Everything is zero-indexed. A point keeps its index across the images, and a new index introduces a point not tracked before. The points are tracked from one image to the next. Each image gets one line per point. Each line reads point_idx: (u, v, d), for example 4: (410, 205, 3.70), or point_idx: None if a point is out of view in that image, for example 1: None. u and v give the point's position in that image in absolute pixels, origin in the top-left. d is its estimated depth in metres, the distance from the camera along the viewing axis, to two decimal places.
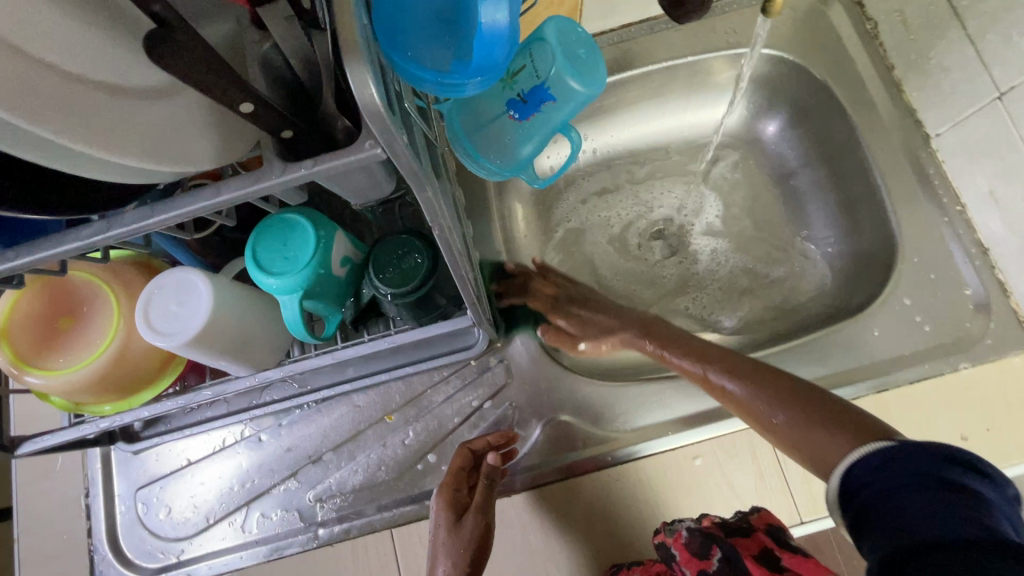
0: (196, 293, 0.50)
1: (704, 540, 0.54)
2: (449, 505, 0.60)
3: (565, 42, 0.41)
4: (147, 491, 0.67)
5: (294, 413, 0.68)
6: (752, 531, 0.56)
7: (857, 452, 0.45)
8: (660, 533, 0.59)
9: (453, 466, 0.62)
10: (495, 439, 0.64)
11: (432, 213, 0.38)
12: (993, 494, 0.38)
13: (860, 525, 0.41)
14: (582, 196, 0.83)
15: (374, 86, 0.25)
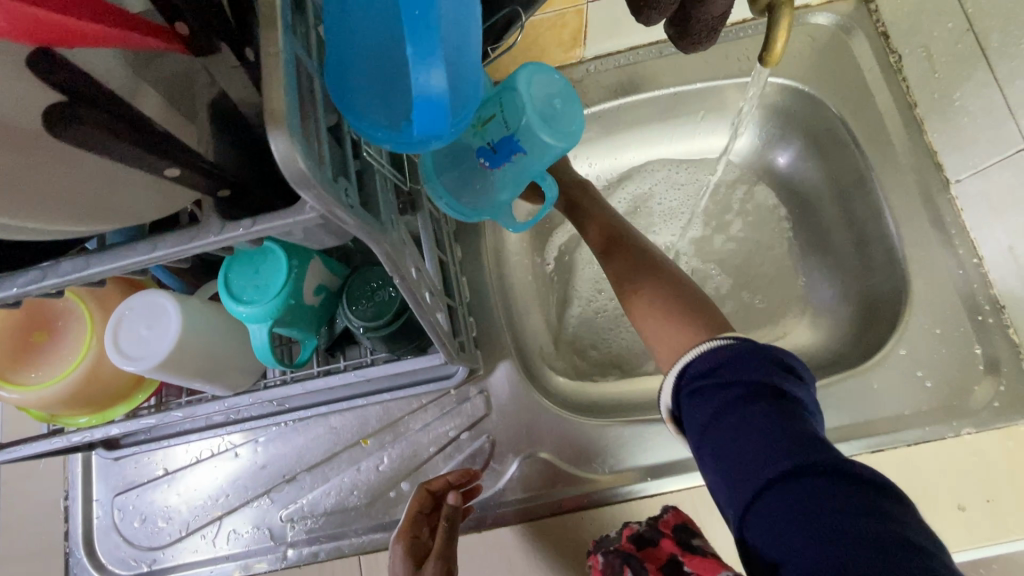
0: (165, 317, 0.49)
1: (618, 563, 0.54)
2: (408, 553, 0.56)
3: (540, 93, 0.39)
4: (124, 498, 0.68)
5: (271, 430, 0.68)
6: (659, 539, 0.55)
7: (698, 350, 0.47)
8: (592, 552, 0.59)
9: (410, 510, 0.59)
10: (455, 478, 0.61)
11: (391, 267, 0.36)
12: (802, 392, 0.44)
13: (699, 437, 0.44)
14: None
15: (304, 161, 0.24)
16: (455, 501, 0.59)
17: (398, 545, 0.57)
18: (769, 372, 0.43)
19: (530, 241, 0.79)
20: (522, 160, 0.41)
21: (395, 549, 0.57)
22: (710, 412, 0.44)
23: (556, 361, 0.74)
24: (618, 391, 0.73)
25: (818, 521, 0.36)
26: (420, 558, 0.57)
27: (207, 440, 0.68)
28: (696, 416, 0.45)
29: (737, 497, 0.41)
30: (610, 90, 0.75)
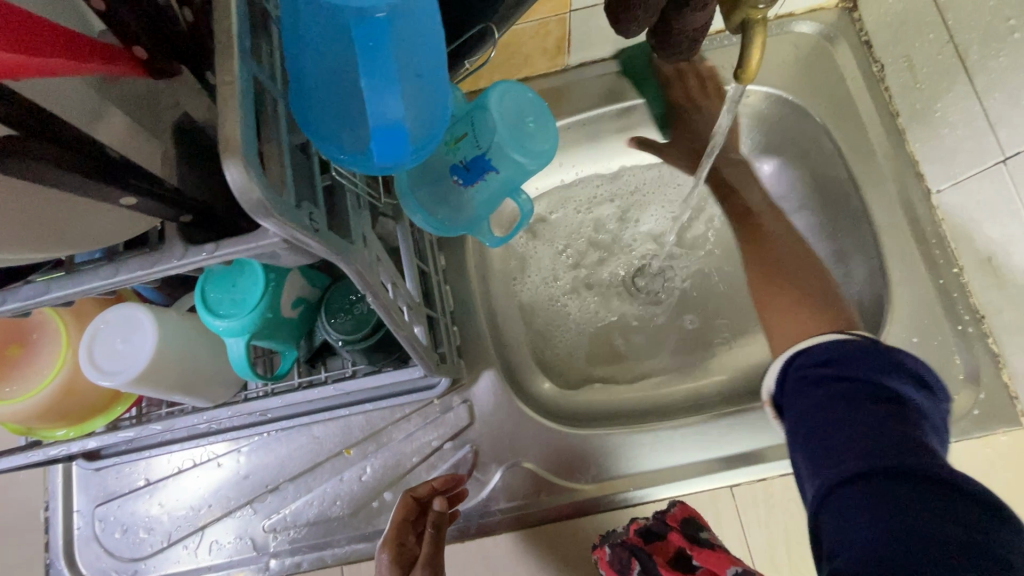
0: (141, 331, 0.49)
1: (627, 556, 0.57)
2: (395, 560, 0.56)
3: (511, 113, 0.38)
4: (105, 508, 0.68)
5: (253, 440, 0.68)
6: (666, 533, 0.59)
7: (814, 342, 0.49)
8: (597, 543, 0.61)
9: (396, 517, 0.59)
10: (441, 483, 0.61)
11: (362, 286, 0.36)
12: (922, 400, 0.44)
13: (794, 422, 0.46)
14: (566, 228, 0.81)
15: (261, 189, 0.24)
16: (438, 505, 0.59)
17: (384, 554, 0.56)
18: (886, 375, 0.44)
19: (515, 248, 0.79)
20: (495, 180, 0.41)
21: (381, 557, 0.57)
22: (815, 400, 0.45)
23: (540, 369, 0.74)
24: (604, 399, 0.73)
25: (906, 515, 0.37)
26: (407, 565, 0.57)
27: (189, 450, 0.68)
28: (795, 402, 0.47)
29: (816, 478, 0.43)
30: (596, 98, 0.75)
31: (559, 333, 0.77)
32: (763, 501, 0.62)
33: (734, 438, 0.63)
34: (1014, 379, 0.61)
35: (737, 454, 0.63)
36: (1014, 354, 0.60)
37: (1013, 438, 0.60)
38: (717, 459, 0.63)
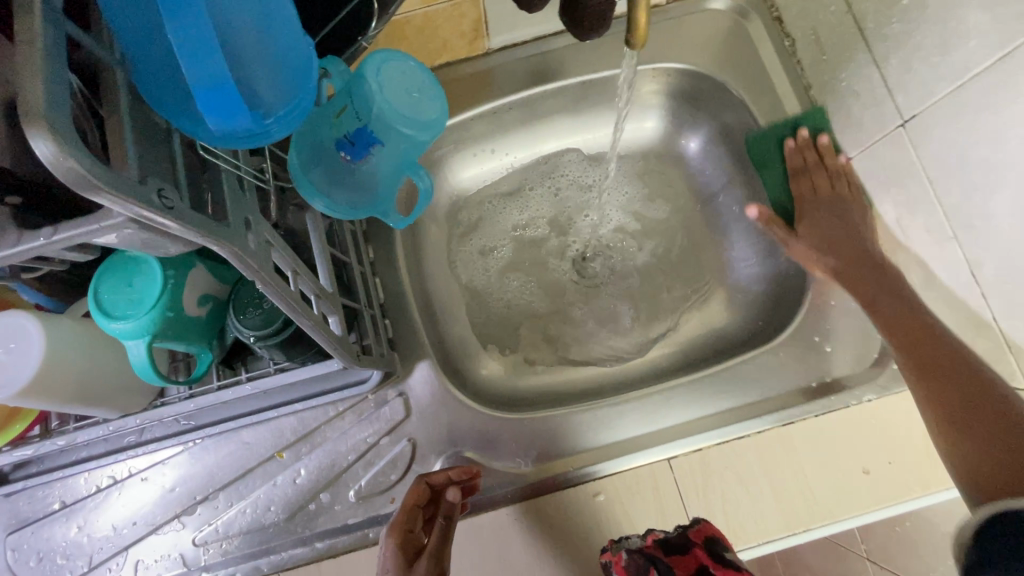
0: (26, 340, 0.46)
1: (646, 564, 0.52)
2: (401, 547, 0.54)
3: (389, 81, 0.38)
4: (18, 537, 0.63)
5: (179, 451, 0.64)
6: (688, 549, 0.54)
7: None
8: (607, 552, 0.57)
9: (406, 502, 0.57)
10: (456, 474, 0.60)
11: (246, 270, 0.34)
12: None
13: None
14: (503, 215, 0.80)
15: (79, 160, 0.22)
16: (452, 502, 0.57)
17: (391, 538, 0.55)
18: None
19: (451, 238, 0.79)
20: (383, 151, 0.41)
21: (387, 543, 0.55)
22: None
23: (479, 357, 0.73)
24: (546, 383, 0.73)
25: None
26: (411, 554, 0.55)
27: (109, 467, 0.64)
28: None
29: None
30: (520, 83, 0.74)
31: (499, 320, 0.77)
32: (701, 472, 0.62)
33: (667, 411, 0.65)
34: None
35: (672, 426, 0.64)
36: None
37: None
38: (652, 433, 0.64)
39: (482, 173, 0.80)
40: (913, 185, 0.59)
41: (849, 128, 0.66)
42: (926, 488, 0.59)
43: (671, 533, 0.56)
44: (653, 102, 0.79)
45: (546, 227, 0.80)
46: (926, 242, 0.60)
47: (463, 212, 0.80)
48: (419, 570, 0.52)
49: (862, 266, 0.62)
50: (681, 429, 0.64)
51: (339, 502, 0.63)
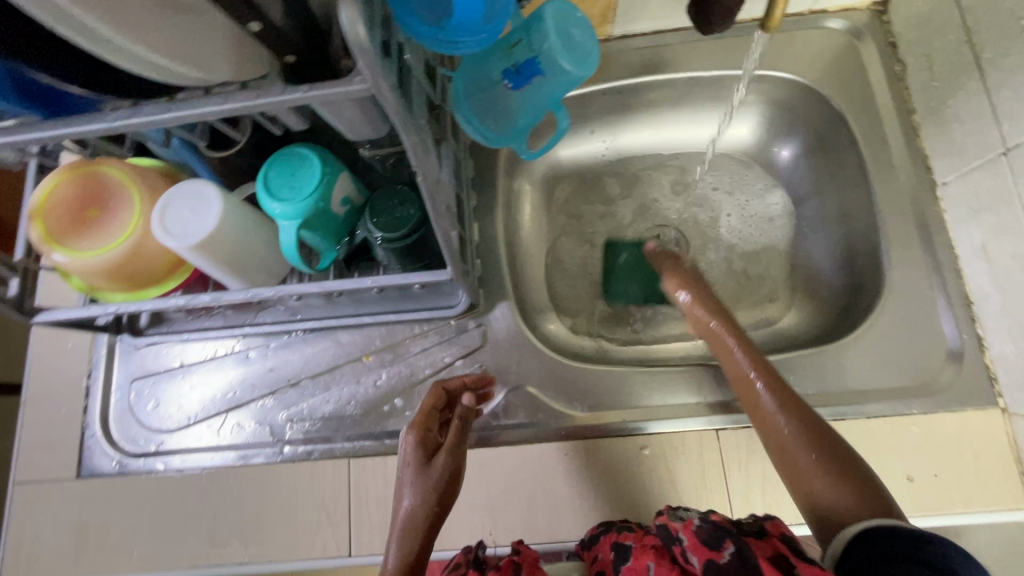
0: (207, 204, 0.55)
1: (720, 531, 0.49)
2: (420, 443, 0.62)
3: (560, 24, 0.47)
4: (141, 383, 0.74)
5: (283, 338, 0.74)
6: (764, 534, 0.48)
7: None
8: (662, 515, 0.54)
9: (426, 404, 0.64)
10: (472, 381, 0.68)
11: (416, 164, 0.42)
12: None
13: None
14: (591, 192, 0.87)
15: (361, 32, 0.31)
16: (465, 406, 0.63)
17: (411, 434, 0.62)
18: None
19: (542, 203, 0.85)
20: (541, 82, 0.50)
21: (408, 439, 0.63)
22: None
23: (550, 312, 0.80)
24: (607, 347, 0.78)
25: None
26: (430, 449, 0.62)
27: (224, 339, 0.74)
28: None
29: None
30: (632, 70, 0.80)
31: (573, 284, 0.83)
32: (746, 445, 0.66)
33: (723, 388, 0.69)
34: (994, 361, 0.65)
35: (724, 402, 0.68)
36: (996, 338, 0.64)
37: (990, 414, 0.64)
38: (704, 404, 0.68)
39: (581, 148, 0.87)
40: (1007, 212, 0.61)
41: (948, 154, 0.69)
42: (968, 503, 0.61)
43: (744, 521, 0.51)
44: (752, 108, 0.83)
45: (631, 209, 0.86)
46: (1010, 269, 0.62)
47: (556, 182, 0.86)
48: (438, 464, 0.60)
49: (739, 339, 0.65)
50: (732, 406, 0.68)
51: (410, 408, 0.70)
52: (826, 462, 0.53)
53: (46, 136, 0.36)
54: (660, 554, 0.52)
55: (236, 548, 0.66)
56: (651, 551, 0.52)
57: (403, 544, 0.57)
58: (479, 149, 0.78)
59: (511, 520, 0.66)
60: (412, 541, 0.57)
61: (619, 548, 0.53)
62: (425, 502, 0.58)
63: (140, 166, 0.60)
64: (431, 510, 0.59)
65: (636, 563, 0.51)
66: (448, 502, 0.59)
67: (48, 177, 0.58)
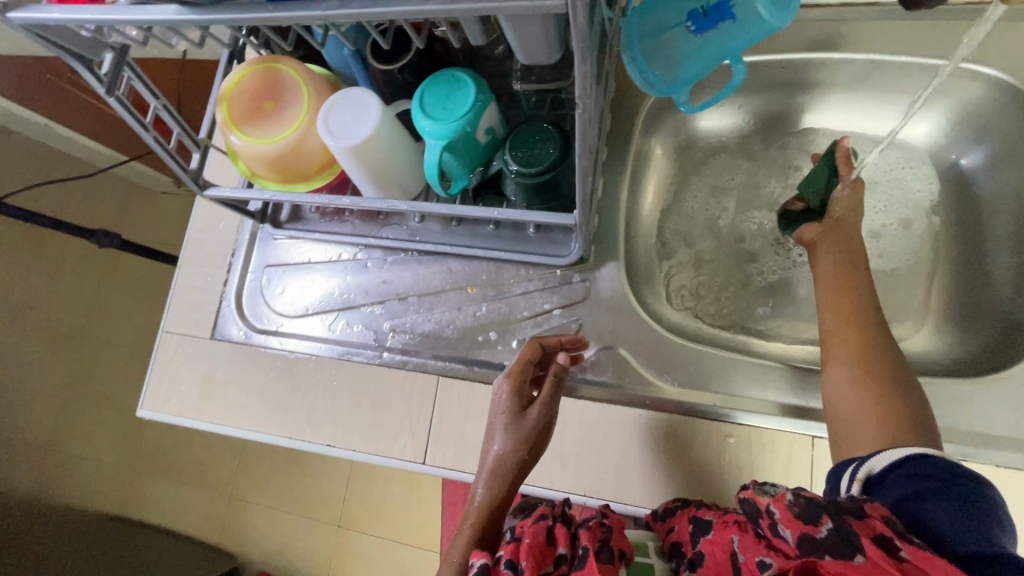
0: (368, 112, 0.59)
1: (816, 505, 0.44)
2: (515, 394, 0.63)
3: None
4: (272, 270, 0.82)
5: (400, 254, 0.78)
6: (865, 514, 0.43)
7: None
8: (747, 489, 0.50)
9: (523, 356, 0.65)
10: (568, 340, 0.67)
11: (581, 91, 0.41)
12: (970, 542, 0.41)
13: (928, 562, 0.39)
14: (724, 169, 0.83)
15: None
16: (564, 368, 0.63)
17: (507, 384, 0.64)
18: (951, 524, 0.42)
19: (669, 171, 0.83)
20: (725, 27, 0.49)
21: (503, 387, 0.64)
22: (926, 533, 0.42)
23: (656, 283, 0.78)
24: (710, 332, 0.74)
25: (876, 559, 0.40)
26: (523, 401, 0.64)
27: (349, 246, 0.80)
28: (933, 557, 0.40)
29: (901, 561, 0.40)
30: (804, 43, 0.74)
31: (685, 258, 0.80)
32: None
33: None
34: None
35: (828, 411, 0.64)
36: None
37: None
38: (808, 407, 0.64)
39: (724, 121, 0.82)
40: None
41: None
42: None
43: (841, 499, 0.46)
44: (936, 107, 0.75)
45: (765, 194, 0.81)
46: None
47: (688, 152, 0.83)
48: (532, 416, 0.62)
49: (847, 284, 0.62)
50: None
51: (502, 344, 0.72)
52: (887, 419, 0.52)
53: (266, 15, 0.40)
54: (743, 528, 0.51)
55: (329, 430, 0.74)
56: (733, 525, 0.52)
57: (493, 486, 0.60)
58: (619, 104, 0.76)
59: (580, 470, 0.67)
60: (499, 483, 0.60)
61: (697, 521, 0.55)
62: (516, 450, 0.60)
63: (312, 70, 0.66)
64: (520, 458, 0.61)
65: (719, 536, 0.51)
66: (536, 453, 0.61)
67: (238, 68, 0.65)
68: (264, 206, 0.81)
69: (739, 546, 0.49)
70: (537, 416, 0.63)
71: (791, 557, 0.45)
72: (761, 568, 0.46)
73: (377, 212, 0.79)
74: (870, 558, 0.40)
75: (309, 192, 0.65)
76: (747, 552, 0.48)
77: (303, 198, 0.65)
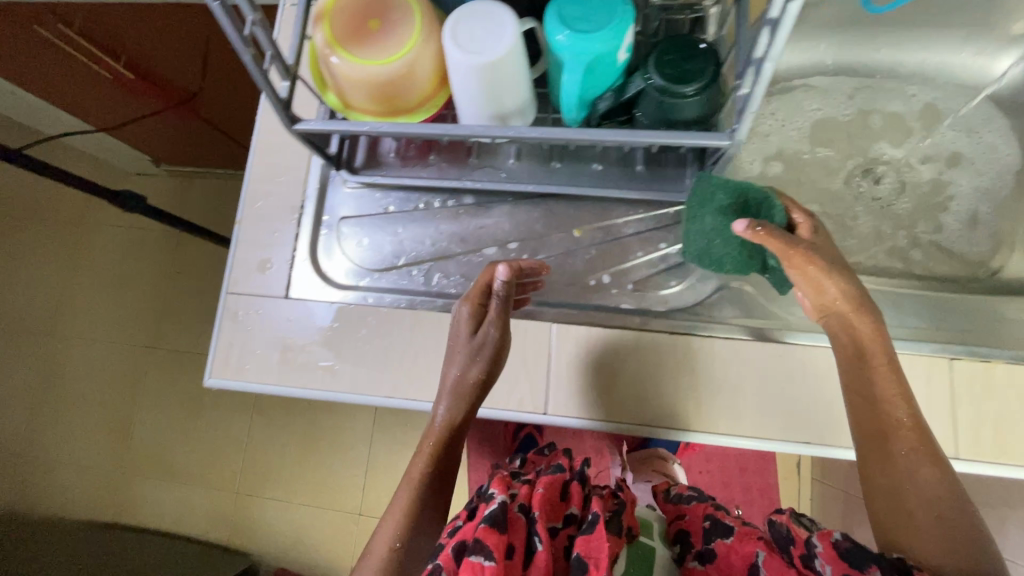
0: (501, 27, 0.54)
1: (866, 556, 0.48)
2: (471, 316, 0.64)
3: None
4: (349, 222, 0.75)
5: (495, 199, 0.73)
6: None
7: None
8: (783, 515, 0.58)
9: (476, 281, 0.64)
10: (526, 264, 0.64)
11: None
12: None
13: None
14: (819, 115, 0.81)
15: None
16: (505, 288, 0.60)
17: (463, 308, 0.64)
18: None
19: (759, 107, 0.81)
20: None
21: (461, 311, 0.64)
22: None
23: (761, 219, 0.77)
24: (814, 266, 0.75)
25: None
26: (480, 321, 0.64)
27: (436, 194, 0.74)
28: None
29: None
30: None
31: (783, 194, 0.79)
32: (982, 381, 0.62)
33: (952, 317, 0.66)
34: None
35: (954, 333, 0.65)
36: None
37: None
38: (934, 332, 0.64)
39: (814, 57, 0.81)
40: None
41: None
42: None
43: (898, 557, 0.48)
44: None
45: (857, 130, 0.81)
46: None
47: (778, 89, 0.82)
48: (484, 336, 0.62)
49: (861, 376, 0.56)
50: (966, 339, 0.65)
51: (618, 287, 0.69)
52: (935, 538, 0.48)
53: None
54: (772, 548, 0.58)
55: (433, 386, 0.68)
56: (759, 541, 0.60)
57: (451, 409, 0.62)
58: None
59: (716, 403, 0.65)
60: (462, 403, 0.62)
61: (716, 521, 0.66)
62: (468, 373, 0.62)
63: None
64: (477, 379, 0.62)
65: (741, 544, 0.60)
66: (488, 373, 0.62)
67: None
68: (339, 149, 0.74)
69: (763, 562, 0.57)
70: (490, 337, 0.62)
71: None
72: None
73: (466, 154, 0.73)
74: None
75: (419, 122, 0.59)
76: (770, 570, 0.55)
77: (410, 128, 0.59)
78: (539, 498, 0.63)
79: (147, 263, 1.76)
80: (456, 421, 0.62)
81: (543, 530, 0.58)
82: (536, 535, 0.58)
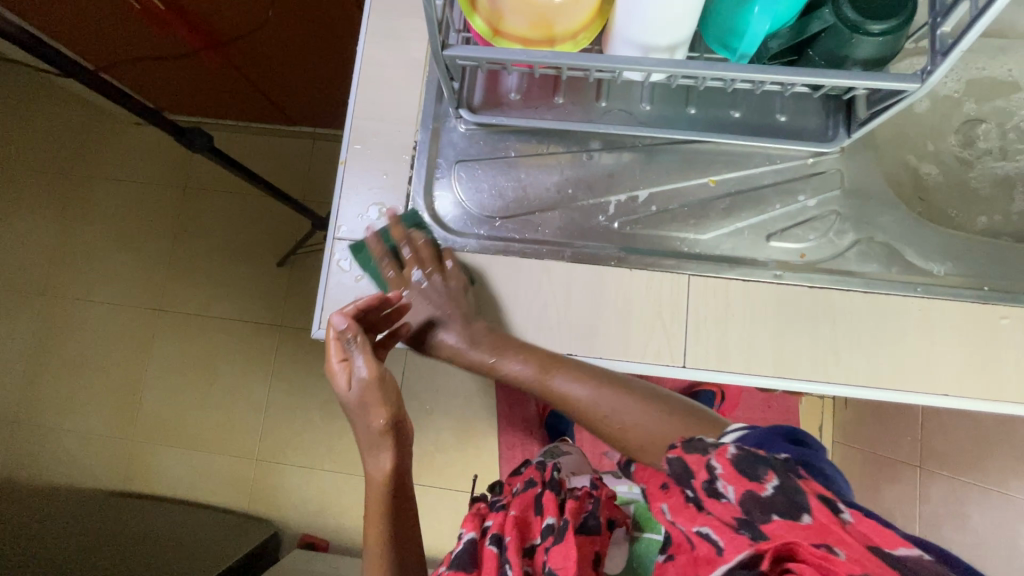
0: None
1: (759, 461, 0.42)
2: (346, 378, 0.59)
3: None
4: (468, 166, 0.71)
5: (624, 145, 0.72)
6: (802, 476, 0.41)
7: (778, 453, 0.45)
8: (676, 448, 0.47)
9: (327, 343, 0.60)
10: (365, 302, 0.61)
11: None
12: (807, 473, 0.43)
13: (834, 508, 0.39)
14: (975, 79, 0.78)
15: None
16: (353, 330, 0.58)
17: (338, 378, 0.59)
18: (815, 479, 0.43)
19: None
20: None
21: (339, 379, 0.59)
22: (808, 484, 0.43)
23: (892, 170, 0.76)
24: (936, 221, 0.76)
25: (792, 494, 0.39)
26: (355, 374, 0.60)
27: (562, 139, 0.72)
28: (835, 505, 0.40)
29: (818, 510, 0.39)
30: None
31: (907, 148, 0.78)
32: None
33: None
34: None
35: None
36: None
37: None
38: None
39: None
40: None
41: None
42: None
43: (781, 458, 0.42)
44: None
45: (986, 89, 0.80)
46: None
47: None
48: (369, 391, 0.58)
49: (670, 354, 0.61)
50: None
51: (752, 234, 0.70)
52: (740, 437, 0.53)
53: None
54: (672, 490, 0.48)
55: (564, 334, 0.66)
56: (665, 491, 0.49)
57: (382, 458, 0.60)
58: None
59: (857, 351, 0.65)
60: (388, 453, 0.61)
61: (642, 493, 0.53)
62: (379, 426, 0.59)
63: None
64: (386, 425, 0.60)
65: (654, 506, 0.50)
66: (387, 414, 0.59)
67: None
68: (460, 86, 0.68)
69: (673, 514, 0.47)
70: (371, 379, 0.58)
71: (722, 517, 0.42)
72: (701, 536, 0.43)
73: (595, 96, 0.70)
74: (818, 518, 0.37)
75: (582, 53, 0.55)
76: (681, 519, 0.45)
77: (572, 59, 0.55)
78: (510, 523, 0.62)
79: (152, 203, 1.57)
80: (389, 467, 0.60)
81: (510, 555, 0.57)
82: (506, 562, 0.57)
